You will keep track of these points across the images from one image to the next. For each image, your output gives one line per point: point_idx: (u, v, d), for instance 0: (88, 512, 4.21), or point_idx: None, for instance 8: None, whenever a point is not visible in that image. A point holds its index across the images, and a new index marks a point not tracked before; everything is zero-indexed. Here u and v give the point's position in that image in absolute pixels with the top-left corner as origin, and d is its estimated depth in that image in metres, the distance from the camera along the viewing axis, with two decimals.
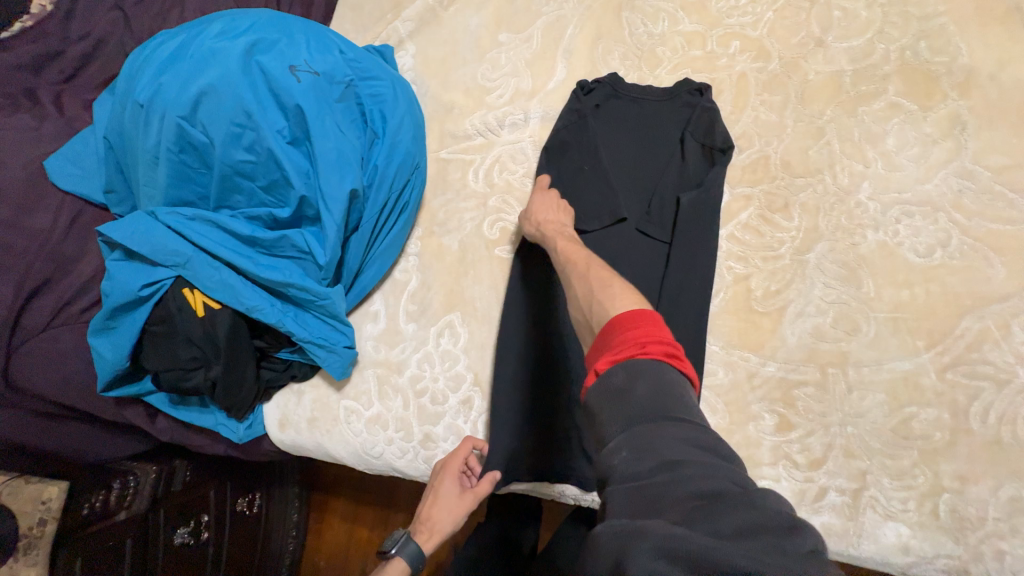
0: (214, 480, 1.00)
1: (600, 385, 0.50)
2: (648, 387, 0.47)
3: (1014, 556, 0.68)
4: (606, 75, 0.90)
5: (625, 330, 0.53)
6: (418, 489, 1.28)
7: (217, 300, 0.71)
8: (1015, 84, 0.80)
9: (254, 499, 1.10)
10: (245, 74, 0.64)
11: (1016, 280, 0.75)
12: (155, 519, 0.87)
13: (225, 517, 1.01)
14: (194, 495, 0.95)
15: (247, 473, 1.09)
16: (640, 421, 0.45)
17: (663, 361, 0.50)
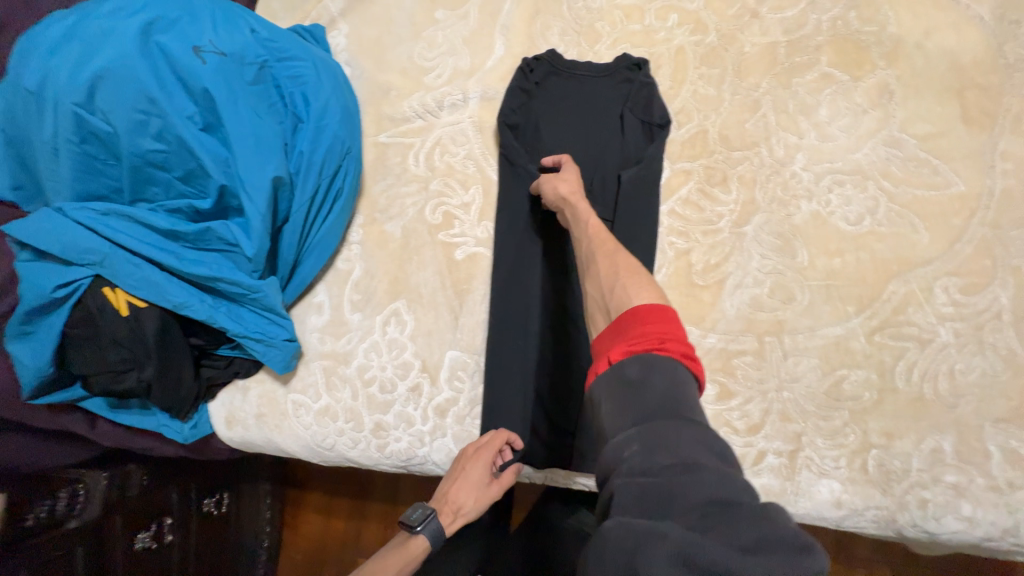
0: (174, 482, 0.98)
1: (614, 375, 0.51)
2: (662, 384, 0.48)
3: (934, 504, 0.73)
4: (545, 53, 0.88)
5: (643, 324, 0.54)
6: (386, 478, 1.28)
7: (141, 298, 0.68)
8: (939, 52, 0.82)
9: (223, 499, 1.08)
10: (145, 56, 0.61)
11: (938, 244, 0.78)
12: (110, 526, 0.85)
13: (190, 519, 0.99)
14: (151, 498, 0.92)
15: (213, 473, 1.07)
16: (653, 417, 0.46)
17: (678, 361, 0.51)
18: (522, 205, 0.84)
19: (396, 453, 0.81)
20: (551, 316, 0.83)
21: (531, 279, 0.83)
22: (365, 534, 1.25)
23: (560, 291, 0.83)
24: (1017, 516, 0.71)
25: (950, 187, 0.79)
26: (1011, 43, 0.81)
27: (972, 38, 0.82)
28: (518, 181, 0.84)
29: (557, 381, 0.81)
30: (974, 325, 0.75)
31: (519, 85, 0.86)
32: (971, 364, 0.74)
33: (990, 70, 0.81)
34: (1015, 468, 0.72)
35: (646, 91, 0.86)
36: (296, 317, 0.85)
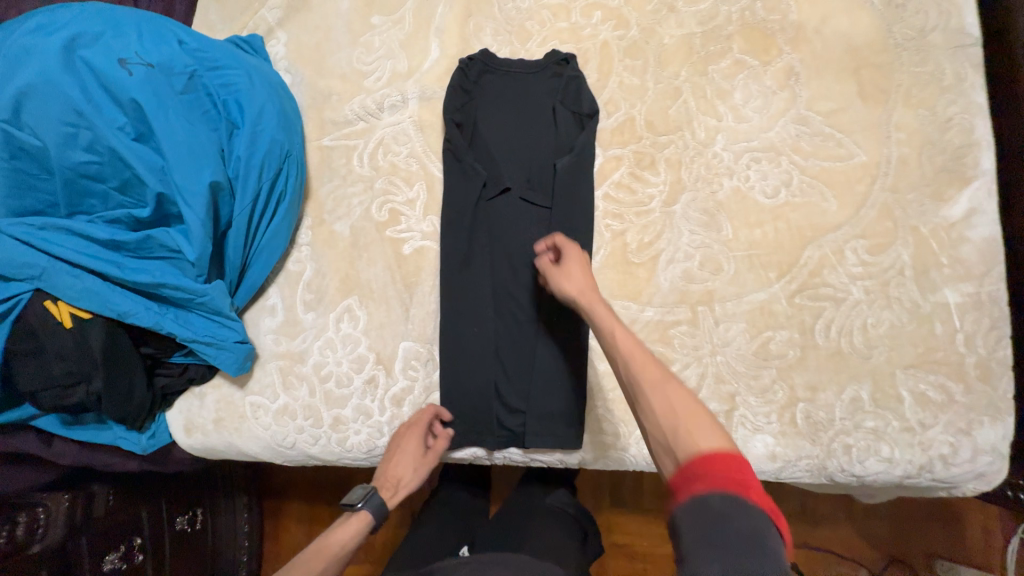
0: (145, 500, 0.97)
1: (694, 504, 0.47)
2: (750, 527, 0.44)
3: (857, 448, 0.79)
4: (478, 52, 0.92)
5: (722, 465, 0.50)
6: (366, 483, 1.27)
7: (86, 309, 0.69)
8: (836, 37, 0.90)
9: (197, 515, 1.07)
10: (71, 72, 0.63)
11: (846, 210, 0.85)
12: (77, 547, 0.84)
13: (163, 537, 0.98)
14: (119, 519, 0.91)
15: (186, 489, 1.06)
16: (740, 558, 0.42)
17: (763, 513, 0.47)
18: (465, 197, 0.87)
19: (357, 446, 0.83)
20: (499, 301, 0.86)
21: (477, 267, 0.86)
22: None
23: (506, 276, 0.86)
24: (929, 452, 0.79)
25: (853, 158, 0.86)
26: (898, 26, 0.90)
27: (864, 23, 0.90)
28: (459, 175, 0.87)
29: (508, 363, 0.84)
30: (881, 281, 0.82)
31: (455, 83, 0.90)
32: (880, 317, 0.81)
33: (880, 51, 0.89)
34: (925, 409, 0.79)
35: (575, 83, 0.90)
36: (250, 321, 0.86)
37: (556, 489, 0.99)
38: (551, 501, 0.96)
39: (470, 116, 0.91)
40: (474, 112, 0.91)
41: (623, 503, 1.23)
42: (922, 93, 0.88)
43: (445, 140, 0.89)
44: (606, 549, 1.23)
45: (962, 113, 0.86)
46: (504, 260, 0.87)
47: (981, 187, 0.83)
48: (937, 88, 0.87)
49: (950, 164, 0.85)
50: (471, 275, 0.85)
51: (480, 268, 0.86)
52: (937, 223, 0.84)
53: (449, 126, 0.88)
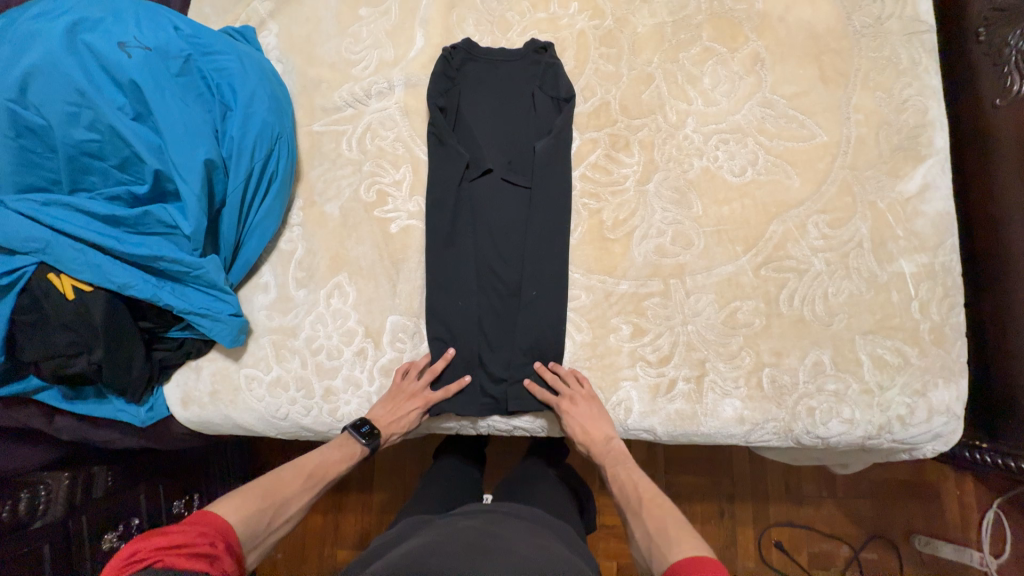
0: (143, 484, 0.98)
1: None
2: None
3: (820, 410, 0.84)
4: (460, 41, 0.96)
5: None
6: (363, 468, 1.29)
7: (87, 281, 0.73)
8: (799, 25, 0.96)
9: (193, 500, 1.08)
10: (73, 54, 0.67)
11: (808, 187, 0.90)
12: (77, 525, 0.86)
13: (160, 520, 1.00)
14: (119, 499, 0.93)
15: (185, 473, 1.07)
16: None
17: None
18: (448, 178, 0.91)
19: (348, 416, 0.87)
20: (482, 276, 0.91)
21: (460, 244, 0.90)
22: (345, 523, 1.27)
23: (489, 254, 0.91)
24: (887, 413, 0.84)
25: (815, 137, 0.92)
26: (857, 14, 0.95)
27: (825, 11, 0.96)
28: (443, 158, 0.92)
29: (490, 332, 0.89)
30: (841, 254, 0.87)
31: (439, 70, 0.94)
32: (841, 287, 0.86)
33: (840, 38, 0.95)
34: (882, 371, 0.85)
35: (552, 70, 0.95)
36: (243, 298, 0.90)
37: (541, 460, 1.04)
38: (546, 470, 1.00)
39: (453, 102, 0.95)
40: (457, 99, 0.96)
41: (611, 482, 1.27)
42: (880, 77, 0.93)
43: (430, 124, 0.93)
44: (597, 530, 1.27)
45: (917, 95, 0.91)
46: (487, 238, 0.92)
47: (934, 164, 0.89)
48: (894, 72, 0.93)
49: (905, 144, 0.90)
50: (454, 251, 0.90)
51: (464, 245, 0.90)
52: (893, 198, 0.89)
53: (433, 111, 0.92)
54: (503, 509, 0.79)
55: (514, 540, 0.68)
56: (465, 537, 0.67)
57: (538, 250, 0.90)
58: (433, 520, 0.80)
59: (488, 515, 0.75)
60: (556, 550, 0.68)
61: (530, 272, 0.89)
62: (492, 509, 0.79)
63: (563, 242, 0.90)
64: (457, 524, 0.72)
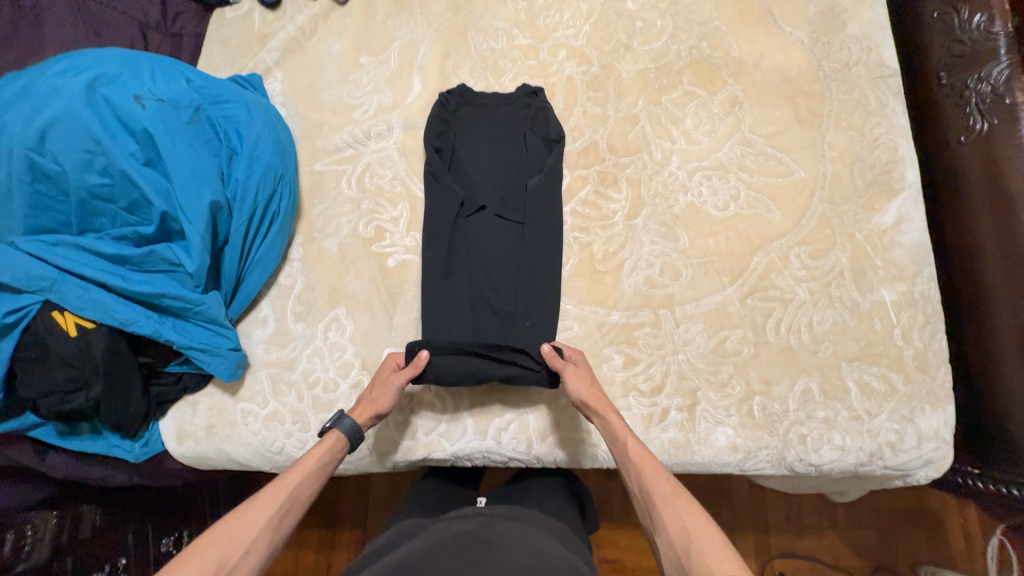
0: (132, 522, 0.97)
1: None
2: None
3: (812, 438, 0.85)
4: (456, 86, 1.03)
5: None
6: (357, 503, 1.27)
7: (90, 319, 0.75)
8: (772, 70, 1.02)
9: (182, 537, 1.05)
10: (91, 106, 0.71)
11: (788, 220, 0.94)
12: (61, 566, 0.85)
13: (147, 559, 0.98)
14: (105, 539, 0.92)
15: (176, 509, 1.05)
16: None
17: None
18: (444, 214, 0.95)
19: None
20: (478, 308, 0.93)
21: (457, 277, 0.94)
22: (338, 561, 1.24)
23: (483, 286, 0.94)
24: (878, 440, 0.85)
25: (793, 174, 0.97)
26: (826, 60, 1.02)
27: (796, 57, 1.03)
28: (440, 195, 0.96)
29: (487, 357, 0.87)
30: (824, 283, 0.91)
31: (436, 114, 1.00)
32: (825, 316, 0.89)
33: (812, 81, 1.01)
34: (870, 398, 0.86)
35: (542, 113, 1.01)
36: (242, 332, 0.92)
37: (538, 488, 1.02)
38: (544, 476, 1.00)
39: (449, 143, 1.00)
40: (453, 139, 1.01)
41: (611, 513, 1.26)
42: (850, 117, 0.99)
43: (426, 164, 0.97)
44: (596, 564, 1.24)
45: (886, 134, 0.97)
46: (481, 271, 0.94)
47: (907, 198, 0.94)
48: (863, 113, 0.99)
49: (879, 179, 0.95)
50: (449, 285, 0.93)
51: (459, 278, 0.94)
52: (870, 230, 0.93)
53: (430, 151, 0.97)
54: (499, 513, 0.78)
55: (507, 543, 0.67)
56: (458, 548, 0.66)
57: (532, 281, 0.93)
58: (429, 523, 0.79)
59: (483, 520, 0.74)
60: (554, 551, 0.67)
61: (525, 304, 0.92)
62: (487, 513, 0.78)
63: (555, 274, 0.93)
64: (454, 530, 0.71)
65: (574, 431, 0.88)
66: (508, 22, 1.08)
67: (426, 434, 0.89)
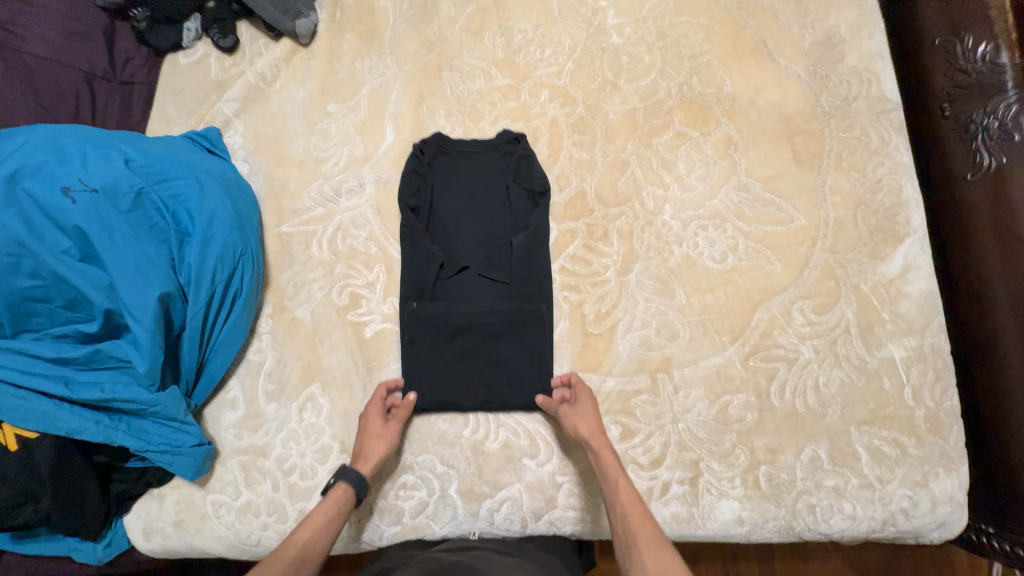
0: None
1: None
2: None
3: (821, 507, 0.80)
4: (431, 135, 0.95)
5: None
6: None
7: (32, 429, 0.68)
8: (768, 106, 0.96)
9: None
10: (12, 204, 0.64)
11: (790, 272, 0.89)
12: None
13: None
14: None
15: None
16: None
17: None
18: (422, 278, 0.88)
19: None
20: (468, 375, 0.86)
21: (435, 343, 0.87)
22: None
23: (457, 357, 0.86)
24: (890, 507, 0.81)
25: (793, 221, 0.91)
26: (824, 94, 0.96)
27: (793, 93, 0.97)
28: (417, 257, 0.89)
29: (483, 378, 0.86)
30: (829, 340, 0.86)
31: (411, 169, 0.93)
32: (831, 376, 0.85)
33: (811, 119, 0.95)
34: (881, 464, 0.82)
35: (525, 162, 0.94)
36: (209, 417, 0.85)
37: None
38: None
39: (426, 200, 0.93)
40: (430, 195, 0.94)
41: None
42: (851, 157, 0.93)
43: (402, 225, 0.91)
44: None
45: (889, 174, 0.92)
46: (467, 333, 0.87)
47: (914, 243, 0.89)
48: (865, 152, 0.93)
49: (884, 224, 0.90)
50: (428, 350, 0.86)
51: (439, 344, 0.86)
52: (876, 280, 0.88)
53: (405, 212, 0.90)
54: (486, 547, 0.78)
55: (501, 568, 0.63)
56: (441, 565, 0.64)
57: (516, 343, 0.87)
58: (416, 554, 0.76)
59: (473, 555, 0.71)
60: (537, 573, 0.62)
61: (508, 365, 0.86)
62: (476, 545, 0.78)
63: (543, 334, 0.87)
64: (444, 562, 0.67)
65: (574, 507, 0.82)
66: (485, 60, 1.00)
67: (412, 512, 0.83)
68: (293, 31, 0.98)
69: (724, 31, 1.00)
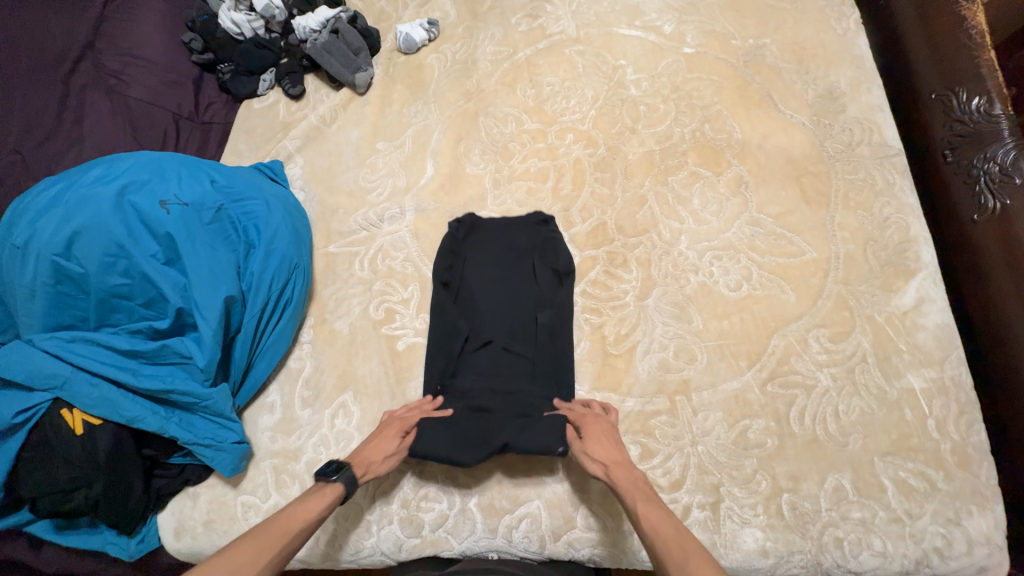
0: None
1: None
2: None
3: (849, 542, 0.78)
4: (464, 214, 1.02)
5: None
6: None
7: (97, 415, 0.74)
8: (776, 151, 1.05)
9: None
10: (118, 213, 0.75)
11: (804, 302, 0.93)
12: None
13: None
14: None
15: None
16: None
17: None
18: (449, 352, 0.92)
19: (344, 547, 0.84)
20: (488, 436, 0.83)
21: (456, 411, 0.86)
22: None
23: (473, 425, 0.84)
24: (922, 545, 0.78)
25: (804, 254, 0.96)
26: (829, 141, 1.04)
27: (799, 138, 1.05)
28: (445, 332, 0.93)
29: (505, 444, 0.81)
30: (846, 368, 0.87)
31: (445, 246, 0.99)
32: (851, 405, 0.85)
33: (817, 162, 1.03)
34: (909, 498, 0.80)
35: (551, 243, 1.00)
36: (248, 419, 0.90)
37: None
38: None
39: (457, 276, 0.98)
40: (461, 271, 0.99)
41: None
42: (858, 197, 0.99)
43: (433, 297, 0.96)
44: None
45: (896, 213, 0.97)
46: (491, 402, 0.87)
47: (925, 278, 0.92)
48: (871, 192, 0.99)
49: (894, 259, 0.94)
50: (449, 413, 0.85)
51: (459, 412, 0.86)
52: (890, 311, 0.91)
53: (437, 286, 0.95)
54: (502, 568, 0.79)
55: None
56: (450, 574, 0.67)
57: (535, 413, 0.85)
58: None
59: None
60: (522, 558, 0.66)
61: (526, 427, 0.83)
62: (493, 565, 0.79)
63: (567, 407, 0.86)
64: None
65: (590, 528, 0.81)
66: (516, 108, 1.13)
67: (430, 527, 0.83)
68: (352, 82, 1.14)
69: (733, 86, 1.11)
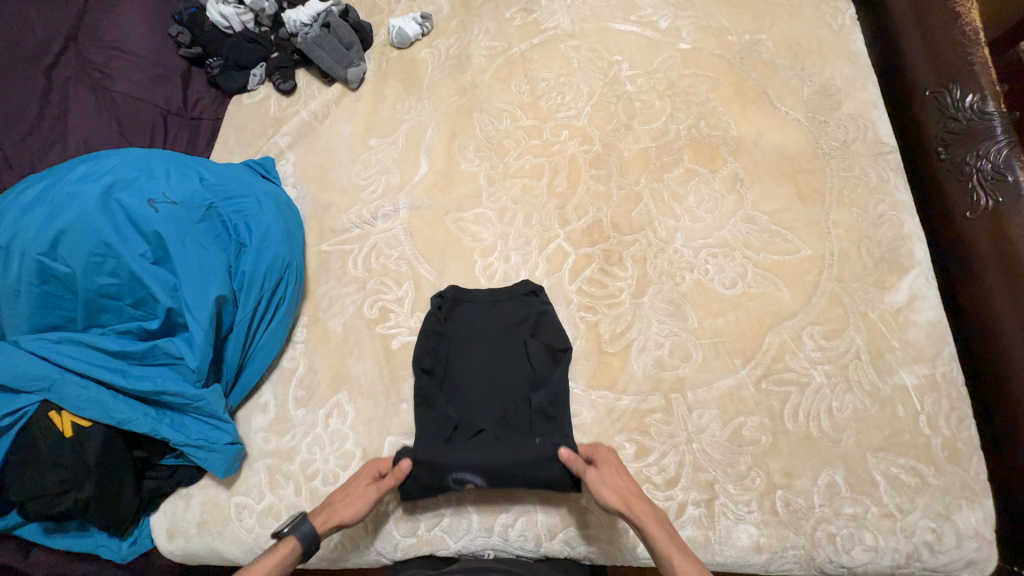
0: None
1: None
2: None
3: (841, 537, 0.79)
4: (448, 287, 0.96)
5: None
6: None
7: (86, 417, 0.73)
8: (771, 148, 1.04)
9: None
10: (105, 211, 0.74)
11: (798, 299, 0.93)
12: None
13: None
14: None
15: None
16: None
17: None
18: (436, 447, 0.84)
19: (341, 547, 0.84)
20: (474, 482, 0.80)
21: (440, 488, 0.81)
22: None
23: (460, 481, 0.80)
24: (913, 539, 0.79)
25: (799, 251, 0.96)
26: (824, 138, 1.04)
27: (794, 135, 1.05)
28: (430, 425, 0.86)
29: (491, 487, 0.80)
30: (840, 365, 0.88)
31: (428, 328, 0.92)
32: (844, 401, 0.86)
33: (812, 159, 1.03)
34: (901, 493, 0.81)
35: (543, 317, 0.93)
36: (241, 419, 0.89)
37: None
38: None
39: (441, 360, 0.91)
40: (446, 354, 0.91)
41: None
42: (853, 194, 0.99)
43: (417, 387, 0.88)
44: None
45: (890, 211, 0.97)
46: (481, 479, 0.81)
47: (918, 275, 0.92)
48: (865, 189, 0.99)
49: (887, 256, 0.94)
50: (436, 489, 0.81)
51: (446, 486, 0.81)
52: (883, 308, 0.91)
53: (419, 374, 0.88)
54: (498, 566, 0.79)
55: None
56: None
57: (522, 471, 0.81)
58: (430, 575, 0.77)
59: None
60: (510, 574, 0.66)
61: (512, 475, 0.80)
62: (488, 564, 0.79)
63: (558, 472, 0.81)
64: None
65: (586, 526, 0.82)
66: (511, 104, 1.12)
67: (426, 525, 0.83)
68: (344, 77, 1.12)
69: (729, 83, 1.10)
